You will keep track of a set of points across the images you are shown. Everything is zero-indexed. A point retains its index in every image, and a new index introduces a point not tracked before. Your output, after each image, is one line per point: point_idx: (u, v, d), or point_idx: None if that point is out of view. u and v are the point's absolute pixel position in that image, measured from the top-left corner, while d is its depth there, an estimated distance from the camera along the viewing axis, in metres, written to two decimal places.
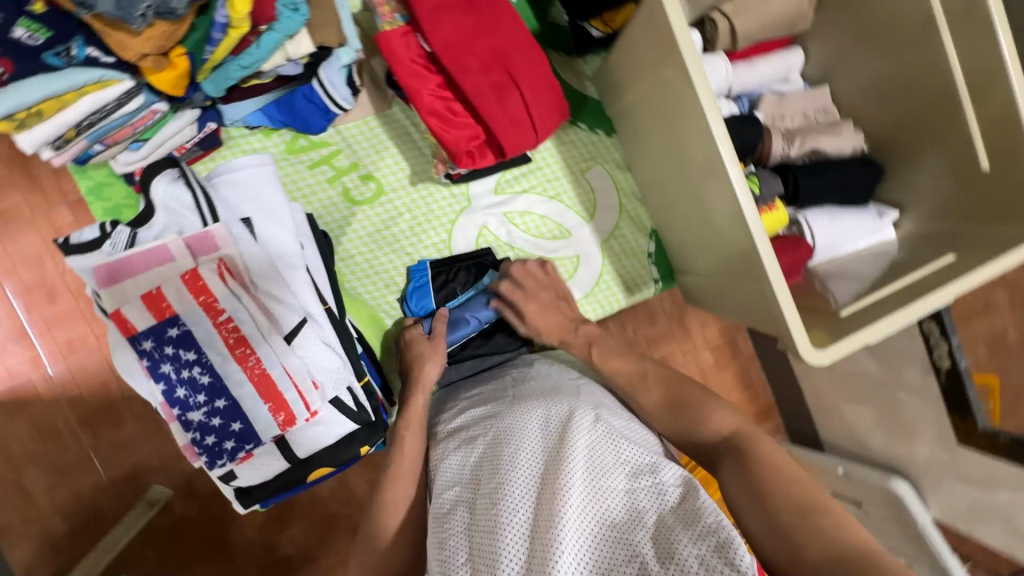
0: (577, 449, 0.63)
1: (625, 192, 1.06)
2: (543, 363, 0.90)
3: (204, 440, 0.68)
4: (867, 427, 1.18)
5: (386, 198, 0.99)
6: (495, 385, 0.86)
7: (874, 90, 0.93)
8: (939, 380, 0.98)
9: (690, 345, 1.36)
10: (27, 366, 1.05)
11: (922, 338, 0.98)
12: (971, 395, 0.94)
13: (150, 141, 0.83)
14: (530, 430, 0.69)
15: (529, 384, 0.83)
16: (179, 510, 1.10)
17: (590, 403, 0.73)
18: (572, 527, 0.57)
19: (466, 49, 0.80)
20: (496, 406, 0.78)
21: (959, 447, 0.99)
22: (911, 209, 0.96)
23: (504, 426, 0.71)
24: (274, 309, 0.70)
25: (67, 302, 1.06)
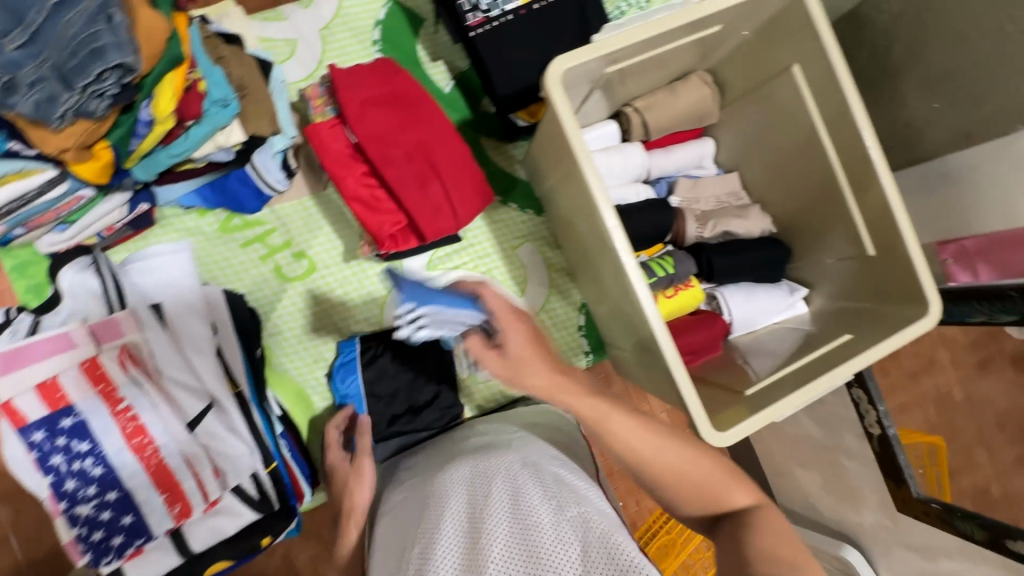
0: (503, 490, 0.64)
1: (555, 267, 1.11)
2: (482, 428, 0.91)
3: (91, 535, 0.65)
4: (814, 493, 1.15)
5: (318, 274, 1.01)
6: (435, 453, 0.86)
7: (776, 178, 1.01)
8: (873, 446, 1.02)
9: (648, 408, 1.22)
10: None
11: (855, 406, 1.07)
12: (902, 462, 0.97)
13: (76, 223, 0.84)
14: (459, 480, 0.68)
15: (466, 447, 0.83)
16: None
17: (522, 454, 0.72)
18: (497, 564, 0.55)
19: (391, 141, 0.86)
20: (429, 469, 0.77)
21: (899, 515, 0.96)
22: (819, 286, 1.02)
23: (434, 483, 0.71)
24: (177, 395, 0.70)
25: None
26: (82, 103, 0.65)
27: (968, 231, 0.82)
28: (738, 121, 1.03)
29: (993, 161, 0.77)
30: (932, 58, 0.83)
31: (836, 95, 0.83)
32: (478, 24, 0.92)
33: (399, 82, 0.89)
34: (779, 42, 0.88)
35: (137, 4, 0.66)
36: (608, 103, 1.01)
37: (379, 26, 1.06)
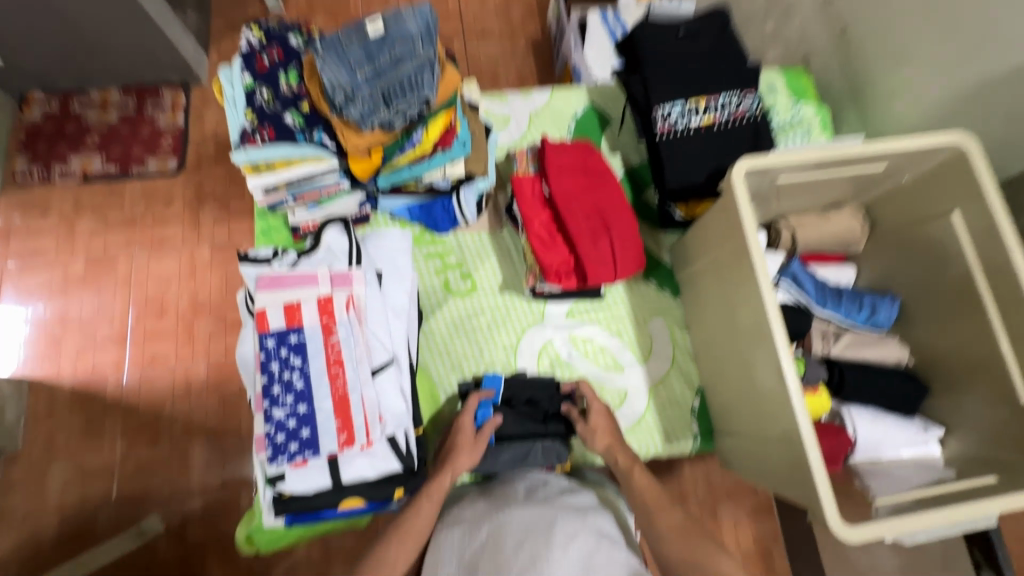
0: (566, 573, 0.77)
1: (680, 346, 1.18)
2: (560, 483, 0.97)
3: (275, 435, 0.78)
4: None
5: (476, 295, 1.17)
6: (508, 482, 0.98)
7: (920, 313, 1.05)
8: None
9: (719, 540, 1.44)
10: (110, 366, 1.69)
11: None
12: None
13: (325, 207, 1.09)
14: (526, 540, 0.79)
15: (555, 493, 0.93)
16: (163, 547, 1.56)
17: (591, 529, 0.83)
18: None
19: (577, 198, 1.04)
20: (499, 506, 0.88)
21: None
22: (957, 429, 0.99)
23: (503, 527, 0.82)
24: (372, 345, 0.84)
25: (165, 322, 1.72)
26: (389, 119, 0.90)
27: None
28: (886, 255, 1.11)
29: None
30: None
31: (999, 246, 0.88)
32: (665, 130, 1.13)
33: (592, 159, 1.09)
34: (939, 192, 0.98)
35: (444, 63, 0.94)
36: (762, 213, 1.14)
37: (575, 119, 1.31)
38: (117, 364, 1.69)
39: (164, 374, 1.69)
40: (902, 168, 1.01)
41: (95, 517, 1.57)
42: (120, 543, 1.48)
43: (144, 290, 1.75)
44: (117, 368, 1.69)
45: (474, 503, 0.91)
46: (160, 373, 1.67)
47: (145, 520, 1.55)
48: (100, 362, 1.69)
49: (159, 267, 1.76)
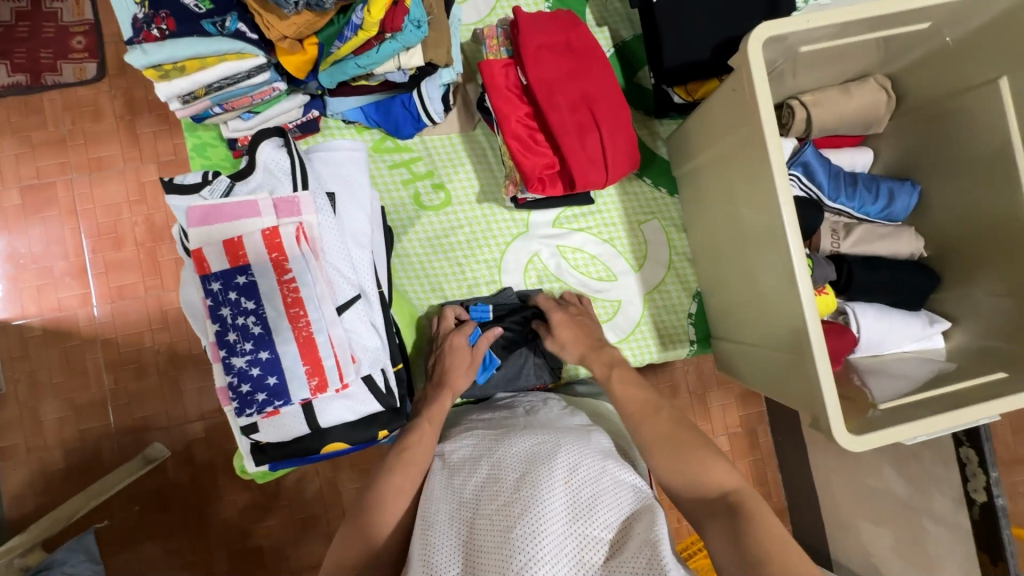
0: (572, 494, 0.70)
1: (677, 250, 1.10)
2: (553, 403, 0.94)
3: (239, 386, 0.71)
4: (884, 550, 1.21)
5: (451, 208, 1.05)
6: (505, 410, 0.92)
7: (938, 201, 0.96)
8: (971, 514, 1.00)
9: (708, 425, 1.50)
10: (77, 302, 1.39)
11: (958, 466, 1.03)
12: (1005, 539, 0.94)
13: (261, 114, 0.92)
14: (529, 463, 0.74)
15: (555, 419, 0.87)
16: (170, 471, 1.35)
17: (597, 450, 0.79)
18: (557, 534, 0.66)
19: (559, 87, 0.87)
20: (498, 434, 0.82)
21: None
22: (963, 322, 0.95)
23: (504, 452, 0.77)
24: (334, 279, 0.74)
25: (129, 252, 1.40)
26: None
27: None
28: (910, 133, 0.98)
29: None
30: None
31: None
32: None
33: (577, 34, 0.90)
34: (984, 56, 0.83)
35: None
36: (773, 92, 0.99)
37: None
38: (84, 299, 1.39)
39: (135, 306, 1.39)
40: (948, 25, 0.84)
41: (99, 453, 1.36)
42: (122, 474, 1.26)
43: (93, 215, 1.40)
44: (83, 303, 1.39)
45: (471, 435, 0.85)
46: (129, 302, 1.39)
47: (149, 448, 1.32)
48: (61, 299, 1.38)
49: (97, 177, 1.40)
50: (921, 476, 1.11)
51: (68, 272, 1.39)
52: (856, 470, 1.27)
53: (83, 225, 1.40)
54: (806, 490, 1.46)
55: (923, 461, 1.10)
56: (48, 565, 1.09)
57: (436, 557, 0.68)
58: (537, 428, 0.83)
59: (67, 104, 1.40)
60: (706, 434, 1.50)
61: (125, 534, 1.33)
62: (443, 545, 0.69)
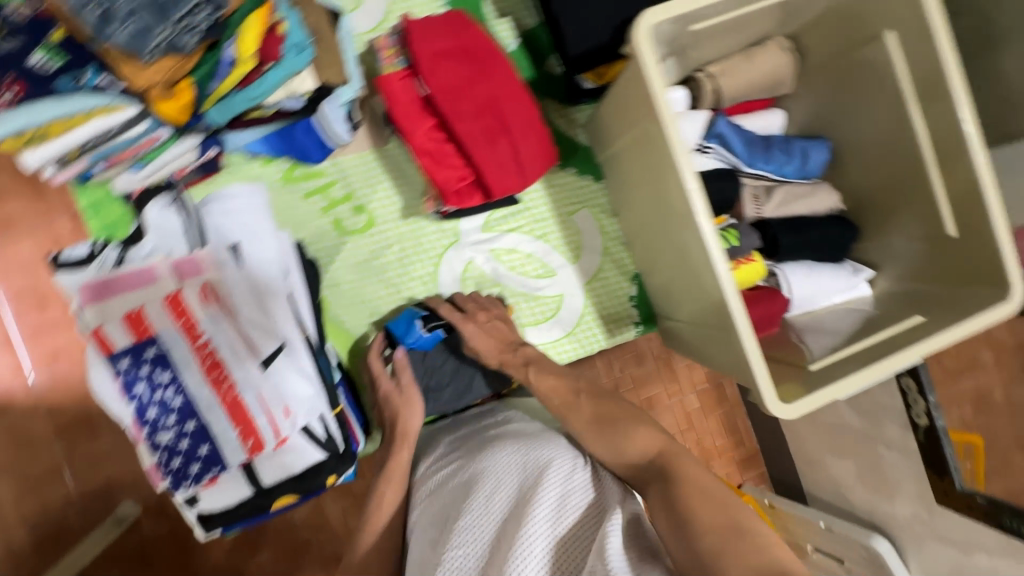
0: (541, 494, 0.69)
1: (610, 236, 1.10)
2: (522, 416, 0.92)
3: (170, 461, 0.69)
4: (850, 481, 1.27)
5: (376, 229, 1.01)
6: (479, 425, 0.92)
7: (849, 155, 0.98)
8: (918, 437, 1.04)
9: (677, 388, 1.49)
10: (8, 373, 1.05)
11: (901, 395, 1.06)
12: (948, 455, 0.98)
13: (154, 162, 0.86)
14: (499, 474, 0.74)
15: (530, 427, 0.87)
16: (145, 532, 1.15)
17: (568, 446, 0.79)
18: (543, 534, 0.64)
19: (462, 94, 0.84)
20: (472, 451, 0.82)
21: (937, 506, 1.03)
22: (886, 267, 0.99)
23: (475, 467, 0.76)
24: (252, 334, 0.71)
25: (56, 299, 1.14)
26: (174, 38, 0.65)
27: None
28: (815, 91, 0.99)
29: None
30: None
31: (936, 68, 0.78)
32: None
33: (471, 36, 0.87)
34: (872, 10, 0.84)
35: None
36: (680, 66, 0.98)
37: None
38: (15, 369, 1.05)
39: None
40: None
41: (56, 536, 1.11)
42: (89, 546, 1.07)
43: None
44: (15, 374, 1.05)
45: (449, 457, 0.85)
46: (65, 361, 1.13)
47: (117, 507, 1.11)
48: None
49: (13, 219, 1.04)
50: (872, 408, 1.16)
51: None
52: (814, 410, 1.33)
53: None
54: (773, 434, 1.51)
55: (871, 395, 1.16)
56: None
57: None
58: (508, 437, 0.83)
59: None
60: (676, 396, 1.50)
61: None
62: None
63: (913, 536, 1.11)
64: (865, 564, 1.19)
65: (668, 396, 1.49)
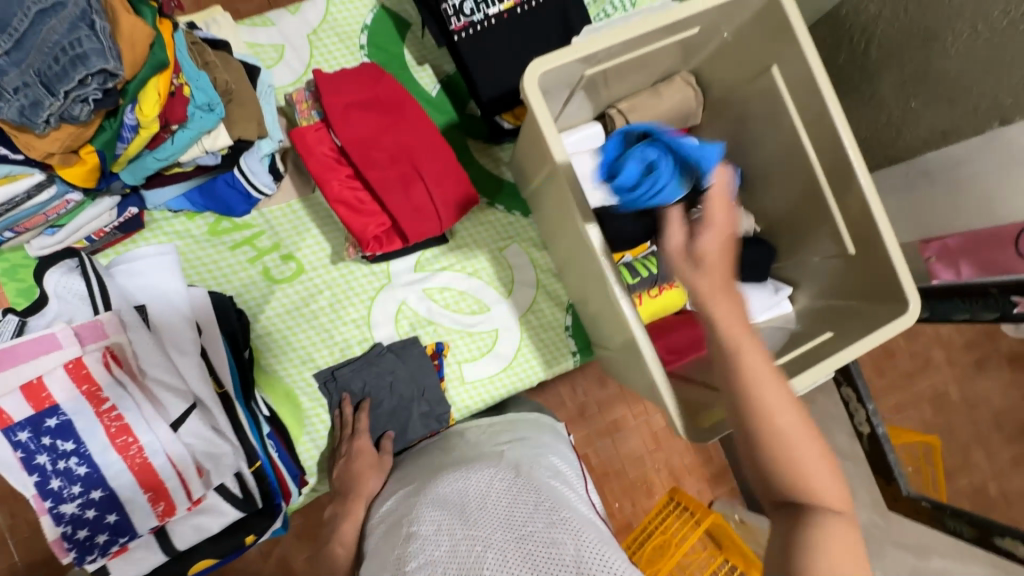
0: (495, 506, 0.67)
1: (542, 268, 1.12)
2: (470, 437, 0.91)
3: (75, 533, 0.66)
4: None
5: (306, 276, 1.02)
6: (420, 461, 0.89)
7: (758, 181, 1.03)
8: (864, 445, 1.14)
9: (641, 408, 1.50)
10: None
11: (845, 406, 1.17)
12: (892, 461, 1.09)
13: (65, 227, 0.86)
14: (450, 496, 0.70)
15: (469, 448, 0.85)
16: None
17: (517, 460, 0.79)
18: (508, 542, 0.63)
19: (374, 144, 0.87)
20: (415, 487, 0.78)
21: (890, 511, 1.09)
22: (804, 285, 1.03)
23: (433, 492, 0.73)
24: (161, 395, 0.71)
25: None
26: (67, 108, 0.67)
27: (951, 228, 0.88)
28: (722, 121, 1.04)
29: (971, 154, 0.81)
30: (908, 57, 0.87)
31: (818, 100, 0.84)
32: (462, 28, 0.95)
33: (384, 86, 0.90)
34: (759, 47, 0.90)
35: (120, 12, 0.70)
36: (593, 104, 1.02)
37: (366, 30, 1.07)
38: None
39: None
40: (721, 22, 0.90)
41: None
42: None
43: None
44: None
45: (393, 500, 0.80)
46: None
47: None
48: None
49: None
50: None
51: None
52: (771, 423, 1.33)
53: None
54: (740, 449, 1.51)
55: None
56: None
57: None
58: (450, 464, 0.80)
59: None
60: (641, 417, 1.50)
61: None
62: None
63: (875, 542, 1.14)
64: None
65: (634, 417, 1.50)
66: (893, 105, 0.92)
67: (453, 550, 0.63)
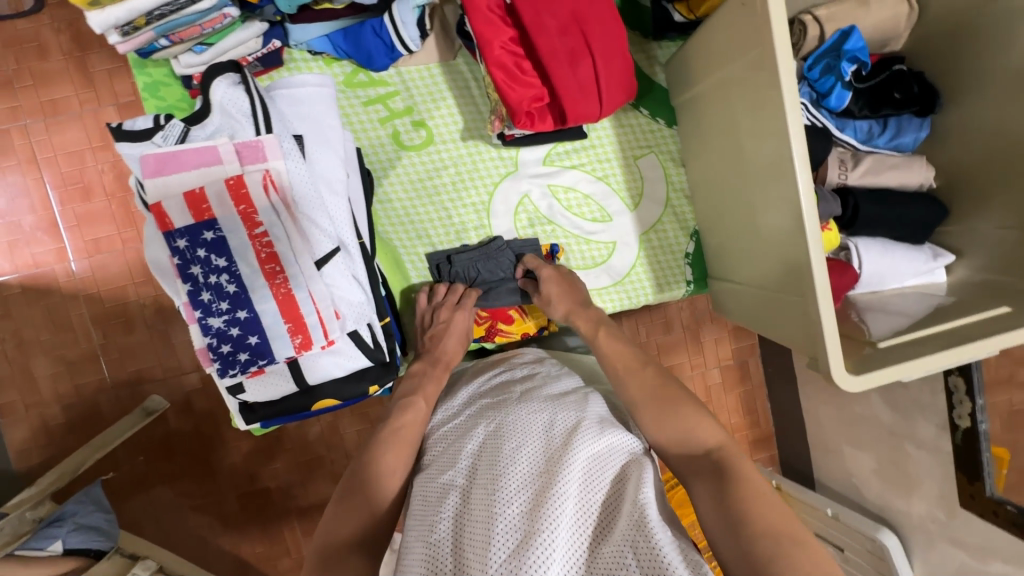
0: (575, 464, 0.66)
1: (673, 186, 1.04)
2: (553, 364, 0.90)
3: (220, 347, 0.68)
4: (866, 473, 1.20)
5: (434, 147, 0.97)
6: (489, 382, 0.86)
7: (955, 126, 0.90)
8: (954, 439, 0.97)
9: (700, 359, 1.47)
10: (53, 258, 1.19)
11: (945, 395, 0.97)
12: (985, 458, 0.93)
13: (214, 47, 0.82)
14: (530, 431, 0.71)
15: (545, 386, 0.82)
16: (172, 423, 1.25)
17: (596, 413, 0.76)
18: (567, 506, 0.61)
19: (547, 7, 0.78)
20: (491, 408, 0.78)
21: (960, 509, 0.98)
22: (968, 255, 0.92)
23: (505, 421, 0.73)
24: (310, 232, 0.69)
25: (100, 201, 1.19)
26: None
27: None
28: (930, 53, 0.91)
29: None
30: None
31: None
32: None
33: None
34: None
35: None
36: None
37: None
38: (59, 253, 1.19)
39: (115, 261, 1.20)
40: None
41: (97, 409, 1.23)
42: (123, 426, 1.16)
43: (55, 165, 1.17)
44: (60, 257, 1.19)
45: (465, 405, 0.82)
46: (106, 255, 1.19)
47: (146, 400, 1.21)
48: (34, 254, 1.18)
49: (52, 122, 1.16)
50: (905, 403, 1.05)
51: (37, 226, 1.18)
52: (845, 398, 1.22)
53: (47, 174, 1.17)
54: (791, 421, 1.47)
55: (907, 390, 1.04)
56: (58, 516, 1.06)
57: (436, 534, 0.62)
58: (532, 398, 0.78)
59: (4, 35, 1.14)
60: (698, 368, 1.48)
61: (134, 483, 1.25)
62: (443, 524, 0.63)
63: (924, 536, 1.06)
64: (866, 556, 1.16)
65: (691, 367, 1.47)
66: None
67: (527, 485, 0.64)
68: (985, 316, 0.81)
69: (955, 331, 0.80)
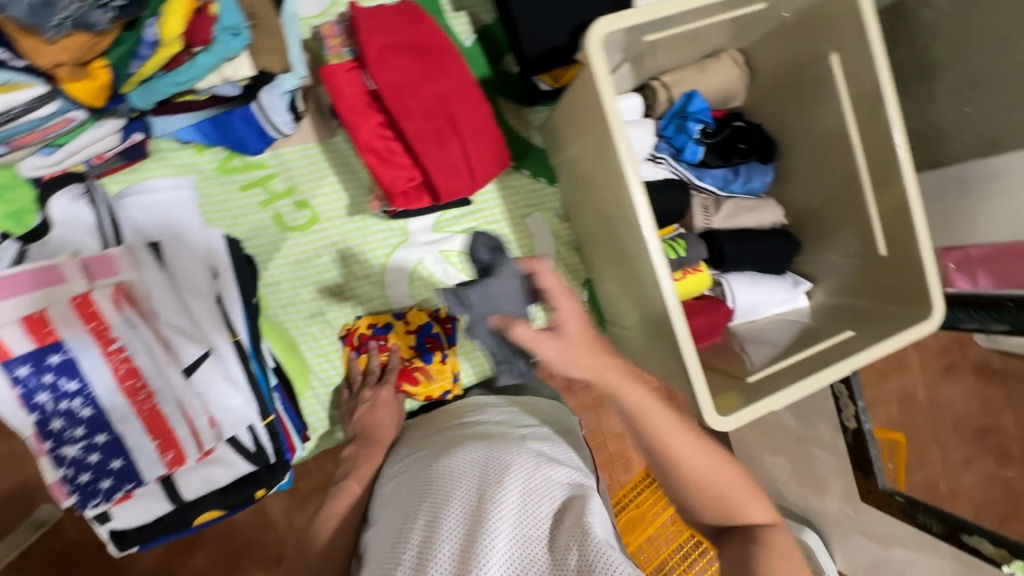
0: (508, 495, 0.63)
1: (562, 240, 1.10)
2: (499, 402, 0.89)
3: (77, 477, 0.63)
4: (783, 477, 1.27)
5: (319, 226, 0.97)
6: (432, 431, 0.82)
7: (795, 169, 1.01)
8: (847, 439, 1.05)
9: None
10: None
11: (834, 399, 1.05)
12: (874, 457, 1.00)
13: (65, 147, 0.76)
14: (463, 471, 0.67)
15: (485, 425, 0.79)
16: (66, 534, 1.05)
17: (534, 445, 0.73)
18: (499, 549, 0.58)
19: (411, 93, 0.81)
20: (428, 455, 0.75)
21: (864, 502, 1.06)
22: (822, 281, 1.03)
23: (439, 466, 0.70)
24: (173, 340, 0.66)
25: None
26: (83, 13, 0.63)
27: (975, 239, 0.88)
28: (765, 108, 1.03)
29: (1013, 167, 0.81)
30: (965, 61, 0.85)
31: (870, 81, 0.82)
32: None
33: (424, 28, 0.83)
34: (817, 32, 0.87)
35: None
36: (635, 74, 0.99)
37: None
38: None
39: None
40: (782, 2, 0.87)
41: None
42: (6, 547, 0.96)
43: None
44: None
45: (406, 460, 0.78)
46: None
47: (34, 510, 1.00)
48: None
49: None
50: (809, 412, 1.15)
51: None
52: None
53: None
54: None
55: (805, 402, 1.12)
56: None
57: None
58: (468, 438, 0.74)
59: None
60: None
61: None
62: None
63: (843, 530, 1.14)
64: None
65: None
66: (944, 107, 0.90)
67: (460, 531, 0.61)
68: (843, 337, 0.90)
69: (818, 353, 0.89)
